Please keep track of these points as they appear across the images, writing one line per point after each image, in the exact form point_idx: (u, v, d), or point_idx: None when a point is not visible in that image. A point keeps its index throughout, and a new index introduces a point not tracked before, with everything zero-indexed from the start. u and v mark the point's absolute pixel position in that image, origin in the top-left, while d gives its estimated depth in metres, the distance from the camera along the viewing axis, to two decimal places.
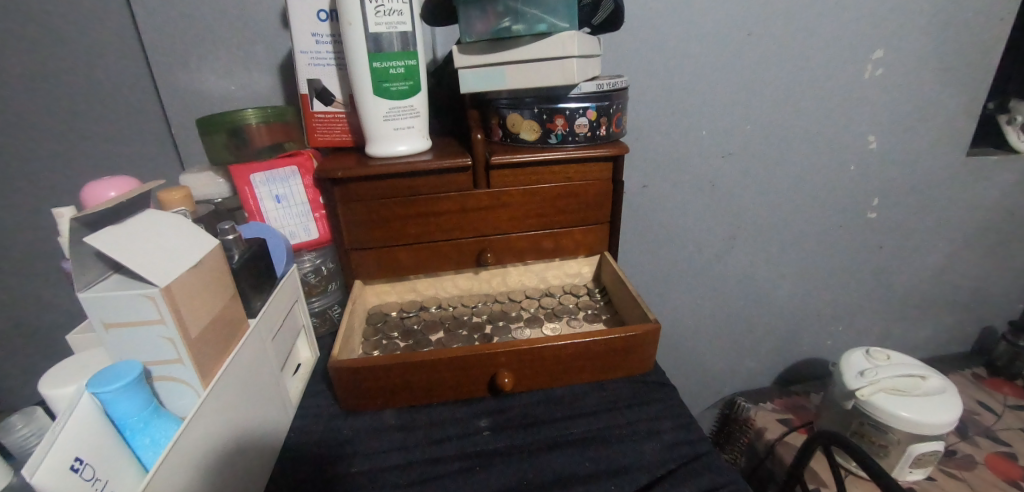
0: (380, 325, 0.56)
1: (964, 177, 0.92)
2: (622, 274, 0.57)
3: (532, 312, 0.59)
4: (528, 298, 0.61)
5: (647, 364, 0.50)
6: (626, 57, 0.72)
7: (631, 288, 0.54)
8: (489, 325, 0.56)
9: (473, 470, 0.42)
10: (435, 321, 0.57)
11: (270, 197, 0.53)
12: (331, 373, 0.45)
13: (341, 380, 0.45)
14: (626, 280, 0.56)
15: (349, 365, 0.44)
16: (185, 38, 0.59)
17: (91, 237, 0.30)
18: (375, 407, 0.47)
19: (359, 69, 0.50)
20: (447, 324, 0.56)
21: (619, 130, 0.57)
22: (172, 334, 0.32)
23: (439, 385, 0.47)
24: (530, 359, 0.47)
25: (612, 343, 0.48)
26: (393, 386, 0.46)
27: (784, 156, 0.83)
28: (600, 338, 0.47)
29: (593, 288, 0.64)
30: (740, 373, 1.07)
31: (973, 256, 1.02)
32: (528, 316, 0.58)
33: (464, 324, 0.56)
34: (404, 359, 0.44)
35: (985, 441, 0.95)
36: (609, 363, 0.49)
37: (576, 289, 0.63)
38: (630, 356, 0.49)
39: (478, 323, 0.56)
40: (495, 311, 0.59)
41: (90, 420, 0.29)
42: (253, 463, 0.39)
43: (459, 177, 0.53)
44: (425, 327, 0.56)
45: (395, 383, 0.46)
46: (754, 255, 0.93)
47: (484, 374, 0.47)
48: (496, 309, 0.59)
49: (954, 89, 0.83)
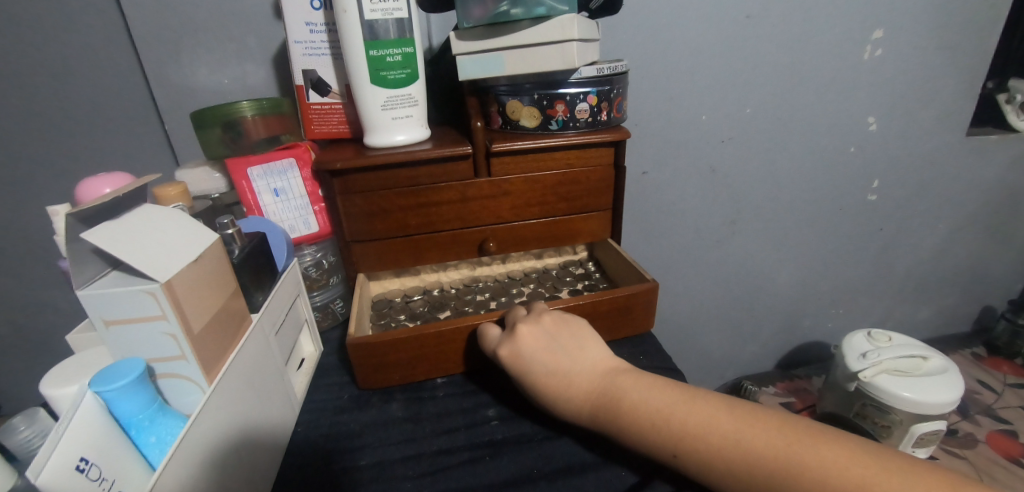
0: (386, 310, 0.56)
1: (964, 157, 0.92)
2: (615, 244, 0.59)
3: (533, 287, 0.59)
4: (528, 275, 0.61)
5: (648, 319, 0.53)
6: (624, 41, 0.71)
7: (626, 252, 0.56)
8: (493, 301, 0.56)
9: (483, 459, 0.41)
10: (440, 301, 0.57)
11: (268, 190, 0.52)
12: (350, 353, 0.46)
13: (361, 358, 0.46)
14: (620, 248, 0.58)
15: (369, 341, 0.45)
16: (175, 31, 0.58)
17: (88, 232, 0.30)
18: (395, 382, 0.48)
19: (355, 58, 0.49)
20: (451, 303, 0.56)
21: (619, 115, 0.57)
22: (175, 330, 0.32)
23: (453, 354, 0.48)
24: None
25: (615, 302, 0.51)
26: (410, 359, 0.47)
27: (785, 139, 0.83)
28: (602, 296, 0.50)
29: (587, 260, 0.65)
30: (742, 357, 1.08)
31: (972, 236, 1.02)
32: (530, 292, 0.57)
33: (468, 302, 0.56)
34: (421, 331, 0.46)
35: (986, 420, 0.96)
36: (611, 323, 0.52)
37: (572, 264, 0.64)
38: (632, 314, 0.52)
39: (483, 301, 0.56)
40: (497, 288, 0.59)
41: (95, 420, 0.29)
42: (260, 459, 0.39)
43: (460, 166, 0.53)
44: (431, 307, 0.55)
45: (413, 356, 0.47)
46: (755, 240, 0.93)
47: None
48: (497, 286, 0.59)
49: (954, 68, 0.82)
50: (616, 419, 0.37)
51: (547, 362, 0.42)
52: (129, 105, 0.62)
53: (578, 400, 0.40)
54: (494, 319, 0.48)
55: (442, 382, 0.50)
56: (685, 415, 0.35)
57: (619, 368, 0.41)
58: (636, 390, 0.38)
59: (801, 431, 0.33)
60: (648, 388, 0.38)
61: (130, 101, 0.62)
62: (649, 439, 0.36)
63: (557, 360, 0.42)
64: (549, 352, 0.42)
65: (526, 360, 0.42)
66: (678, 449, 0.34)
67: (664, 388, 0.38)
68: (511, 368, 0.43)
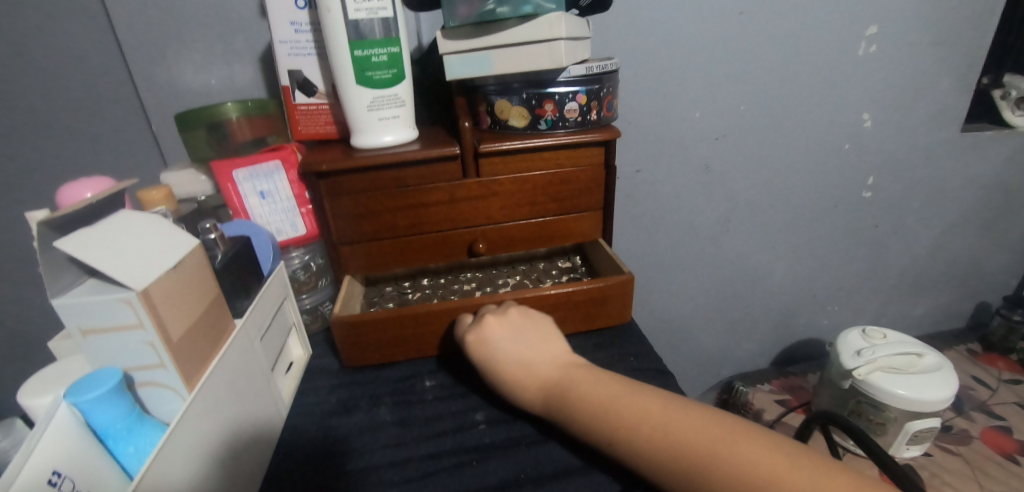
0: (376, 299, 0.57)
1: (958, 154, 0.92)
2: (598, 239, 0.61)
3: (519, 279, 0.61)
4: (515, 268, 0.63)
5: (625, 313, 0.56)
6: (616, 39, 0.70)
7: (608, 246, 0.58)
8: (479, 292, 0.57)
9: (470, 464, 0.41)
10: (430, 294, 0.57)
11: (254, 193, 0.52)
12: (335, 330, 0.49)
13: (345, 335, 0.50)
14: (603, 243, 0.60)
15: (352, 321, 0.49)
16: (160, 31, 0.57)
17: (60, 241, 0.29)
18: (377, 360, 0.52)
19: (340, 58, 0.48)
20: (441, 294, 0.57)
21: (610, 113, 0.56)
22: (152, 339, 0.31)
23: (432, 336, 0.52)
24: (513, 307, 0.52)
25: (593, 293, 0.53)
26: (391, 339, 0.51)
27: (779, 137, 0.83)
28: (580, 288, 0.53)
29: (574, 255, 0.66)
30: (737, 355, 1.08)
31: (967, 233, 1.02)
32: (515, 283, 0.59)
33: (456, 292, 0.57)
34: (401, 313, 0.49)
35: (981, 416, 0.96)
36: (587, 313, 0.54)
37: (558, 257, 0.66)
38: (610, 306, 0.54)
39: (469, 291, 0.57)
40: (483, 278, 0.61)
41: (69, 433, 0.28)
42: (245, 466, 0.38)
43: (448, 166, 0.52)
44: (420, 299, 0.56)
45: (394, 336, 0.51)
46: (749, 237, 0.93)
47: None
48: (483, 277, 0.61)
49: (949, 64, 0.82)
50: (563, 407, 0.40)
51: (505, 349, 0.45)
52: (114, 106, 0.61)
53: (532, 389, 0.42)
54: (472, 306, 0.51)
55: (431, 385, 0.50)
56: (626, 403, 0.37)
57: (577, 364, 0.44)
58: (586, 383, 0.40)
59: (726, 431, 0.33)
60: (597, 382, 0.40)
61: (115, 102, 0.61)
62: (589, 427, 0.37)
63: (518, 350, 0.45)
64: (511, 341, 0.45)
65: (488, 345, 0.45)
66: (612, 439, 0.36)
67: (611, 384, 0.40)
68: (474, 354, 0.46)
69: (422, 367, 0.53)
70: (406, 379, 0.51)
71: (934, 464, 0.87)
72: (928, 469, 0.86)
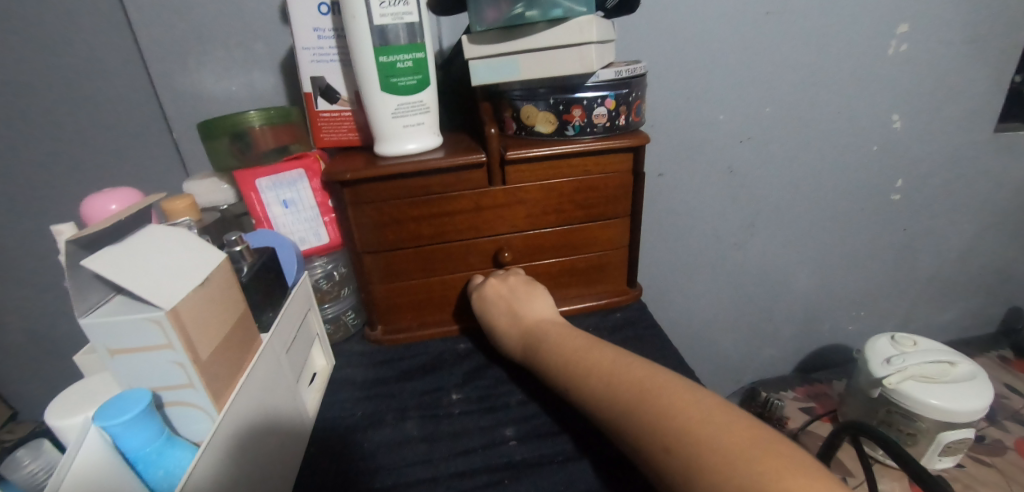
0: None
1: (991, 154, 0.88)
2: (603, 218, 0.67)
3: None
4: None
5: (631, 292, 0.62)
6: (639, 40, 0.69)
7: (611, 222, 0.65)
8: None
9: (501, 483, 0.40)
10: None
11: (277, 202, 0.51)
12: (370, 296, 0.56)
13: (380, 299, 0.56)
14: None
15: (386, 284, 0.55)
16: (181, 38, 0.57)
17: (89, 259, 0.28)
18: (406, 324, 0.58)
19: (365, 65, 0.47)
20: None
21: (639, 118, 0.55)
22: (182, 359, 0.30)
23: (454, 300, 0.58)
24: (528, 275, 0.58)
25: (591, 261, 0.59)
26: (419, 302, 0.57)
27: (806, 139, 0.80)
28: (584, 256, 0.59)
29: None
30: (760, 361, 1.05)
31: (999, 236, 0.98)
32: None
33: None
34: (429, 278, 0.56)
35: (1014, 425, 0.93)
36: (591, 279, 0.61)
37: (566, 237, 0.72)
38: (607, 273, 0.61)
39: None
40: None
41: (100, 458, 0.27)
42: (272, 484, 0.37)
43: (474, 174, 0.51)
44: None
45: (422, 299, 0.57)
46: (773, 242, 0.90)
47: None
48: None
49: (983, 62, 0.79)
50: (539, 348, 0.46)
51: (499, 308, 0.52)
52: (135, 114, 0.61)
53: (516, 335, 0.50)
54: (489, 270, 0.57)
55: (458, 398, 0.49)
56: (587, 353, 0.43)
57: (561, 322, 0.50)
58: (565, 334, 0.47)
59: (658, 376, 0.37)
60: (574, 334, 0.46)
61: (136, 110, 0.61)
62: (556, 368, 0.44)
63: (509, 306, 0.52)
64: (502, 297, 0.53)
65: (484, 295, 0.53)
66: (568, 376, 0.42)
67: (583, 338, 0.45)
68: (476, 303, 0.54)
69: (448, 379, 0.51)
70: (432, 391, 0.50)
71: (968, 475, 0.83)
72: (961, 481, 0.83)
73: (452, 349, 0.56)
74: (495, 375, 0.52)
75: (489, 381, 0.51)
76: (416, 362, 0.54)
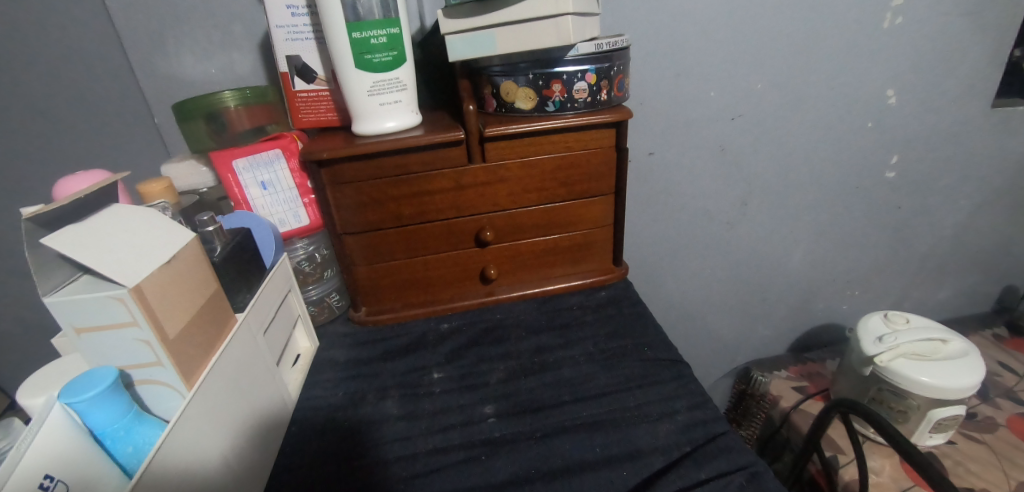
0: None
1: (987, 131, 0.87)
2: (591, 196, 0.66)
3: None
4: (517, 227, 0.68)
5: (619, 271, 0.62)
6: (626, 16, 0.67)
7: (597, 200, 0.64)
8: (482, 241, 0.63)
9: (478, 459, 0.40)
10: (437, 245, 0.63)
11: (255, 183, 0.51)
12: (354, 278, 0.56)
13: (364, 281, 0.56)
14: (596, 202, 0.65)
15: (370, 265, 0.55)
16: (158, 20, 0.56)
17: (47, 238, 0.28)
18: (390, 304, 0.58)
19: (336, 41, 0.46)
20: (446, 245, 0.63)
21: (621, 93, 0.54)
22: (148, 337, 0.31)
23: (438, 280, 0.58)
24: (512, 254, 0.58)
25: (575, 240, 0.59)
26: (403, 283, 0.57)
27: (798, 116, 0.79)
28: (568, 235, 0.59)
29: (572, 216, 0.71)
30: (753, 341, 1.05)
31: (994, 213, 0.97)
32: None
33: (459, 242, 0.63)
34: (412, 257, 0.56)
35: (1007, 403, 0.91)
36: (576, 257, 0.61)
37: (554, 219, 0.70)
38: (592, 251, 0.61)
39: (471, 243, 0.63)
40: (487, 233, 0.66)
41: (66, 433, 0.28)
42: (249, 463, 0.38)
43: (454, 152, 0.50)
44: None
45: (406, 280, 0.57)
46: (765, 220, 0.89)
47: (476, 269, 0.58)
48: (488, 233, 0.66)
49: (980, 34, 0.77)
50: None
51: None
52: None
53: None
54: (472, 249, 0.57)
55: (439, 377, 0.49)
56: None
57: None
58: None
59: None
60: None
61: None
62: None
63: None
64: None
65: None
66: None
67: None
68: None
69: (431, 359, 0.52)
70: (414, 371, 0.50)
71: (958, 452, 0.82)
72: (952, 457, 0.82)
73: (436, 329, 0.56)
74: (478, 354, 0.52)
75: (471, 360, 0.51)
76: (400, 342, 0.54)
